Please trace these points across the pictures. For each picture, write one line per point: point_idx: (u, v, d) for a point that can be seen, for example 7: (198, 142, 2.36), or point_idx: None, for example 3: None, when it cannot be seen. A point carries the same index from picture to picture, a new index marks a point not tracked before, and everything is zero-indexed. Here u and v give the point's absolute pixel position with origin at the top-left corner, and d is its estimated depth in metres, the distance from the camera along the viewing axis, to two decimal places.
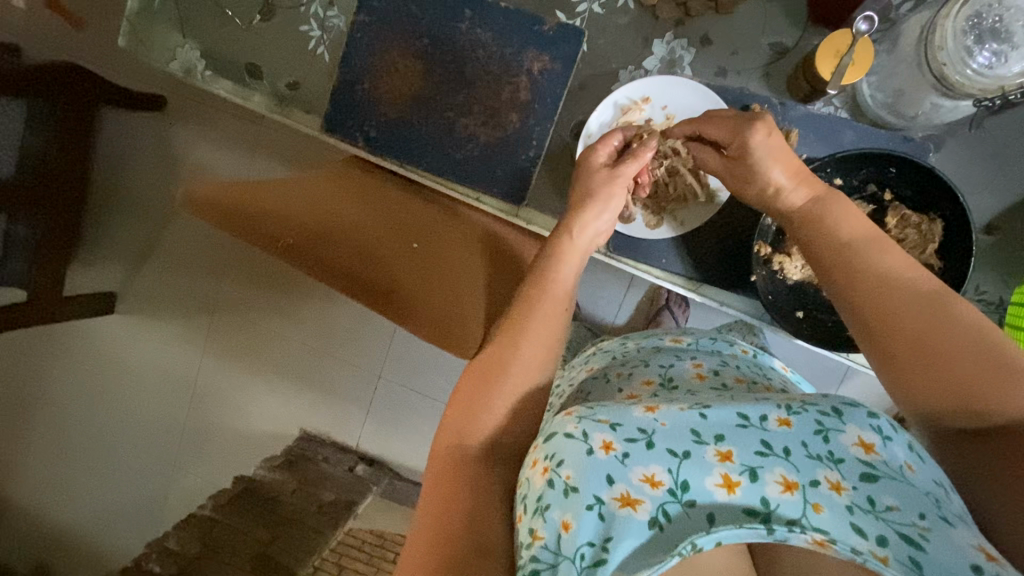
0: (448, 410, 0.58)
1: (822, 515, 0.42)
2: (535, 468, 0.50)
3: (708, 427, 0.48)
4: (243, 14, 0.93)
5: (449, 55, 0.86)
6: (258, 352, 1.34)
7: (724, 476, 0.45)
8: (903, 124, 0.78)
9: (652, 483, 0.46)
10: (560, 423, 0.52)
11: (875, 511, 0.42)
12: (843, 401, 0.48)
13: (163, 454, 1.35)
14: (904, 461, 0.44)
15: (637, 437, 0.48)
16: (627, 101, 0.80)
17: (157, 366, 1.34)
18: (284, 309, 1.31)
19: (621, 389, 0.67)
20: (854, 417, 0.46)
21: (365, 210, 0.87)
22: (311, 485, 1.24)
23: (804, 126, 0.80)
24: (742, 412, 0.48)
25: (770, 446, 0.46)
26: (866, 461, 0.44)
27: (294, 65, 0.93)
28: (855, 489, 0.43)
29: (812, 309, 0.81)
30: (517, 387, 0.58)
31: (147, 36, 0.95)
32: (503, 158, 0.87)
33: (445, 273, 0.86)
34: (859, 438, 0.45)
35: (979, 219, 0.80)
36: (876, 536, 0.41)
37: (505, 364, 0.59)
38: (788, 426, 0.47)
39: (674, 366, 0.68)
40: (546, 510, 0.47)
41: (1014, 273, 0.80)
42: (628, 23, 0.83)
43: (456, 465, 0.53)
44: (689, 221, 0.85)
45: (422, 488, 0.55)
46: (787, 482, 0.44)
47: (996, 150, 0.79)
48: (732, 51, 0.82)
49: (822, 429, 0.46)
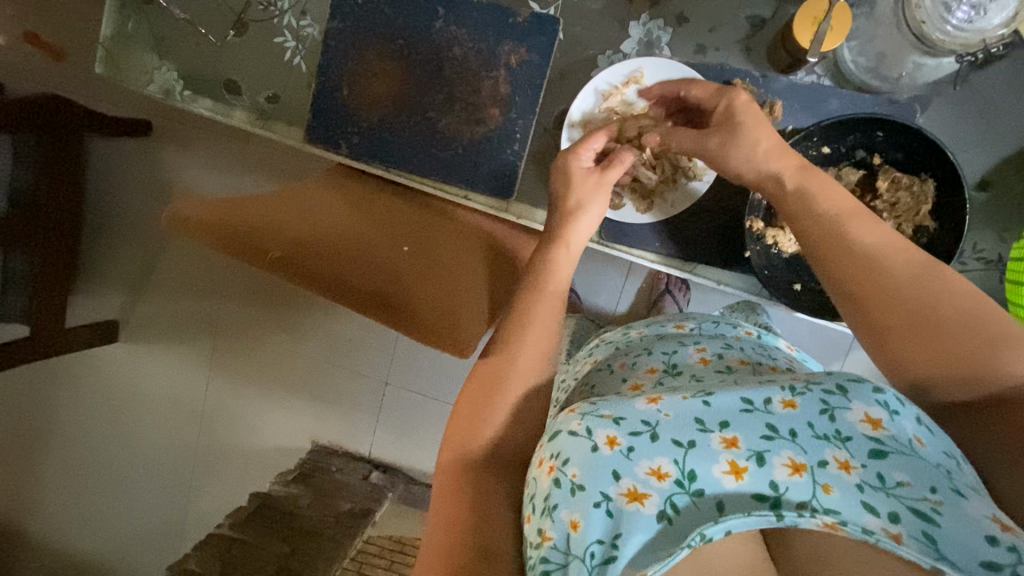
0: (454, 415, 0.59)
1: (832, 496, 0.42)
2: (541, 468, 0.51)
3: (713, 414, 0.48)
4: (216, 30, 0.91)
5: (426, 55, 0.85)
6: (270, 370, 1.41)
7: (731, 463, 0.45)
8: (887, 87, 0.76)
9: (659, 476, 0.46)
10: (564, 421, 0.52)
11: (886, 489, 0.42)
12: (848, 378, 0.47)
13: (177, 479, 1.39)
14: (914, 435, 0.44)
15: (640, 430, 0.48)
16: (608, 85, 0.79)
17: (170, 391, 1.39)
18: (291, 327, 1.37)
19: (625, 379, 0.66)
20: (860, 394, 0.46)
21: (345, 217, 0.86)
22: (328, 495, 1.26)
23: (787, 97, 0.79)
24: (746, 397, 0.48)
25: (776, 430, 0.46)
26: (874, 437, 0.44)
27: (272, 78, 0.91)
28: (865, 467, 0.43)
29: (808, 281, 0.80)
30: (522, 389, 0.58)
31: (122, 59, 0.94)
32: (487, 155, 0.86)
33: (442, 267, 0.85)
34: (866, 414, 0.45)
35: (972, 176, 0.77)
36: (889, 513, 0.41)
37: (509, 369, 0.59)
38: (794, 408, 0.47)
39: (677, 353, 0.67)
40: (554, 511, 0.47)
41: (1013, 229, 0.77)
42: (603, 7, 0.81)
43: (467, 468, 0.54)
44: (679, 203, 0.83)
45: (432, 498, 0.55)
46: (794, 464, 0.44)
47: (986, 105, 0.75)
48: (710, 27, 0.80)
49: (829, 407, 0.46)
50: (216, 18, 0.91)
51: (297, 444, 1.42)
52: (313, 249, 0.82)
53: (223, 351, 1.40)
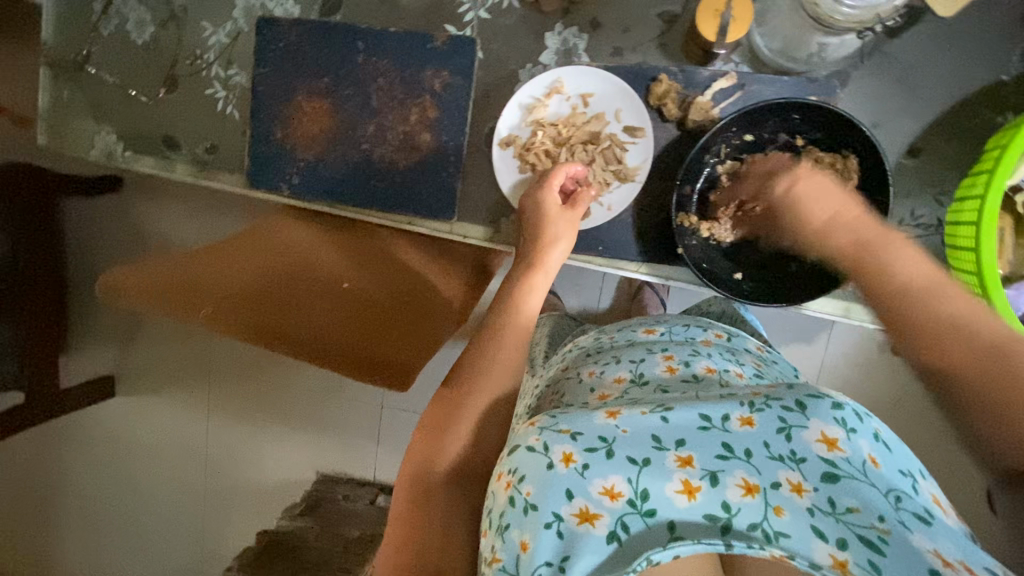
0: (417, 433, 0.61)
1: (783, 518, 0.44)
2: (499, 482, 0.50)
3: (671, 431, 0.49)
4: (147, 90, 0.93)
5: (352, 89, 0.86)
6: (275, 404, 1.39)
7: (685, 482, 0.47)
8: (802, 68, 0.77)
9: (611, 495, 0.47)
10: (523, 435, 0.52)
11: (836, 514, 0.44)
12: (807, 395, 0.51)
13: (189, 521, 1.42)
14: (868, 454, 0.47)
15: (597, 446, 0.49)
16: (531, 100, 0.80)
17: (174, 437, 1.41)
18: (282, 362, 1.36)
19: (592, 389, 0.66)
20: (818, 412, 0.49)
21: (290, 256, 0.93)
22: (336, 524, 1.27)
23: (710, 87, 0.78)
24: (705, 413, 0.50)
25: (731, 449, 0.48)
26: (827, 458, 0.47)
27: (207, 129, 0.93)
28: (816, 490, 0.45)
29: (750, 268, 0.80)
30: (481, 406, 0.59)
31: (62, 125, 0.98)
32: (424, 178, 0.87)
33: (382, 298, 0.93)
34: (822, 434, 0.48)
35: (900, 144, 0.77)
36: (838, 539, 0.42)
37: (464, 395, 0.60)
38: (751, 425, 0.49)
39: (645, 361, 0.67)
40: (506, 530, 0.47)
41: (947, 190, 0.77)
42: (517, 23, 0.82)
43: (421, 496, 0.55)
44: (617, 203, 0.82)
45: (390, 519, 0.57)
46: (747, 486, 0.46)
47: (904, 72, 0.75)
48: (623, 28, 0.80)
49: (786, 426, 0.49)
50: (145, 78, 0.93)
51: (303, 476, 1.40)
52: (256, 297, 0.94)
53: (216, 396, 1.39)
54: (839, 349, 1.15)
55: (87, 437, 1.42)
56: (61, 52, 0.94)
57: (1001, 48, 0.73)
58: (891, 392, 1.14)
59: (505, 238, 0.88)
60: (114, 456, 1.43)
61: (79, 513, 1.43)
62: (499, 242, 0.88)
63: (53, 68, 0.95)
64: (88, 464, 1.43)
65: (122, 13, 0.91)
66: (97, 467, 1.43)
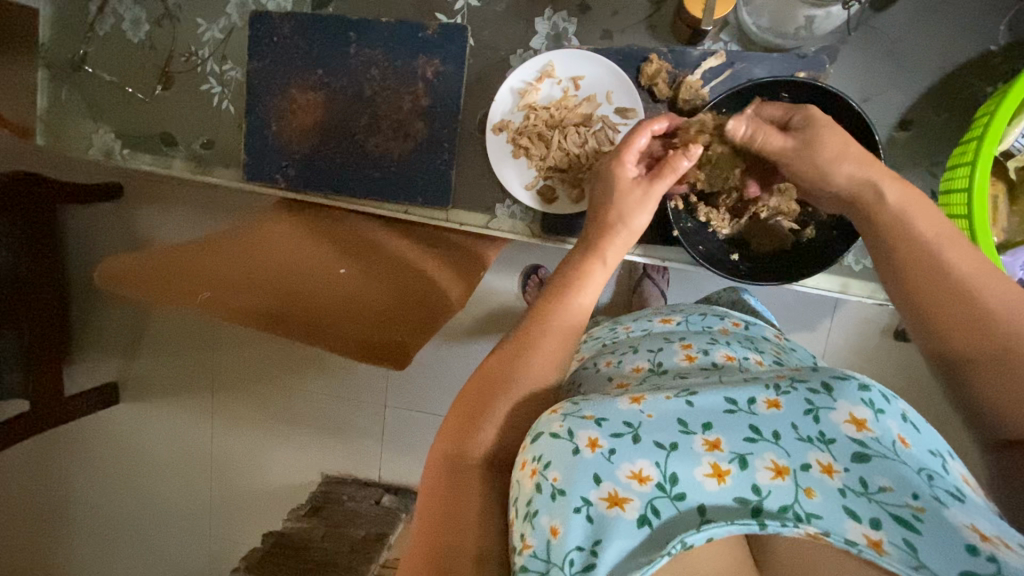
0: (448, 415, 0.58)
1: (815, 499, 0.43)
2: (524, 471, 0.50)
3: (696, 415, 0.49)
4: (143, 88, 0.94)
5: (345, 80, 0.87)
6: (278, 407, 1.39)
7: (713, 466, 0.46)
8: (790, 43, 0.77)
9: (640, 479, 0.46)
10: (546, 422, 0.52)
11: (868, 493, 0.43)
12: (833, 376, 0.50)
13: (197, 525, 1.42)
14: (898, 434, 0.46)
15: (623, 431, 0.49)
16: (523, 84, 0.81)
17: (179, 442, 1.42)
18: (290, 360, 1.37)
19: (611, 377, 0.65)
20: (845, 393, 0.48)
21: (286, 246, 0.94)
22: (340, 525, 1.26)
23: (700, 66, 0.79)
24: (730, 397, 0.49)
25: (760, 431, 0.47)
26: (858, 439, 0.45)
27: (203, 125, 0.94)
28: (848, 471, 0.44)
29: (744, 249, 0.83)
30: (517, 394, 0.57)
31: (60, 127, 0.96)
32: (420, 166, 0.87)
33: (373, 278, 0.93)
34: (850, 415, 0.46)
35: (892, 118, 0.78)
36: (871, 518, 0.42)
37: (500, 385, 0.57)
38: (778, 408, 0.48)
39: (663, 350, 0.67)
40: (535, 517, 0.46)
41: (940, 162, 0.77)
42: (507, 10, 0.83)
43: (453, 479, 0.54)
44: None
45: (419, 494, 0.56)
46: (777, 468, 0.45)
47: (891, 46, 0.76)
48: (612, 11, 0.81)
49: (813, 408, 0.48)
50: (141, 76, 0.94)
51: (309, 477, 1.39)
52: (245, 283, 0.93)
53: (219, 401, 1.40)
54: (840, 334, 1.15)
55: (92, 443, 1.43)
56: (56, 53, 0.94)
57: (987, 20, 0.74)
58: (892, 375, 1.15)
59: (501, 224, 0.88)
60: (121, 461, 1.44)
61: (90, 518, 1.45)
62: (521, 229, 0.87)
63: (49, 69, 0.95)
64: (95, 471, 1.44)
65: (117, 12, 0.93)
66: (104, 473, 1.44)
